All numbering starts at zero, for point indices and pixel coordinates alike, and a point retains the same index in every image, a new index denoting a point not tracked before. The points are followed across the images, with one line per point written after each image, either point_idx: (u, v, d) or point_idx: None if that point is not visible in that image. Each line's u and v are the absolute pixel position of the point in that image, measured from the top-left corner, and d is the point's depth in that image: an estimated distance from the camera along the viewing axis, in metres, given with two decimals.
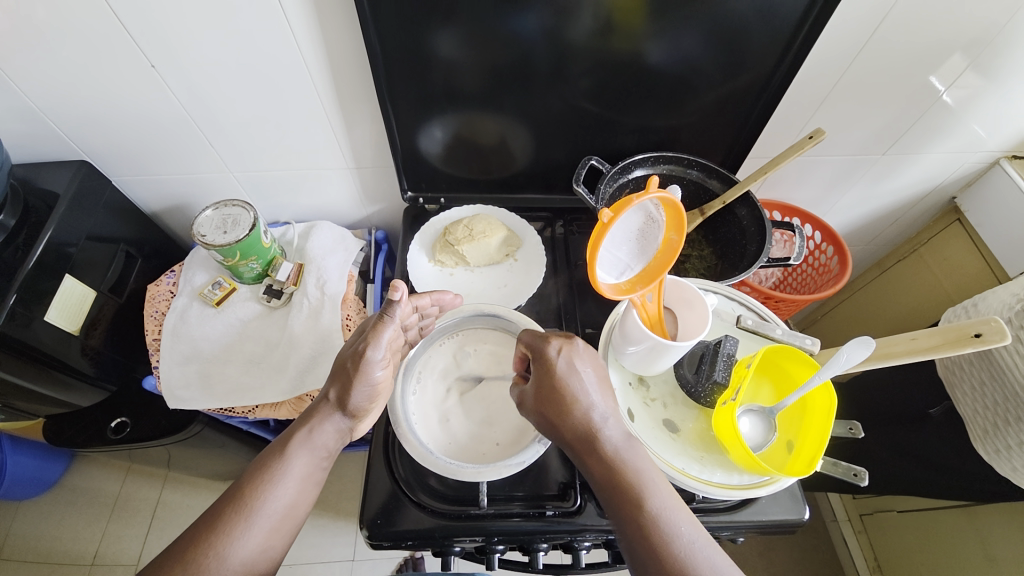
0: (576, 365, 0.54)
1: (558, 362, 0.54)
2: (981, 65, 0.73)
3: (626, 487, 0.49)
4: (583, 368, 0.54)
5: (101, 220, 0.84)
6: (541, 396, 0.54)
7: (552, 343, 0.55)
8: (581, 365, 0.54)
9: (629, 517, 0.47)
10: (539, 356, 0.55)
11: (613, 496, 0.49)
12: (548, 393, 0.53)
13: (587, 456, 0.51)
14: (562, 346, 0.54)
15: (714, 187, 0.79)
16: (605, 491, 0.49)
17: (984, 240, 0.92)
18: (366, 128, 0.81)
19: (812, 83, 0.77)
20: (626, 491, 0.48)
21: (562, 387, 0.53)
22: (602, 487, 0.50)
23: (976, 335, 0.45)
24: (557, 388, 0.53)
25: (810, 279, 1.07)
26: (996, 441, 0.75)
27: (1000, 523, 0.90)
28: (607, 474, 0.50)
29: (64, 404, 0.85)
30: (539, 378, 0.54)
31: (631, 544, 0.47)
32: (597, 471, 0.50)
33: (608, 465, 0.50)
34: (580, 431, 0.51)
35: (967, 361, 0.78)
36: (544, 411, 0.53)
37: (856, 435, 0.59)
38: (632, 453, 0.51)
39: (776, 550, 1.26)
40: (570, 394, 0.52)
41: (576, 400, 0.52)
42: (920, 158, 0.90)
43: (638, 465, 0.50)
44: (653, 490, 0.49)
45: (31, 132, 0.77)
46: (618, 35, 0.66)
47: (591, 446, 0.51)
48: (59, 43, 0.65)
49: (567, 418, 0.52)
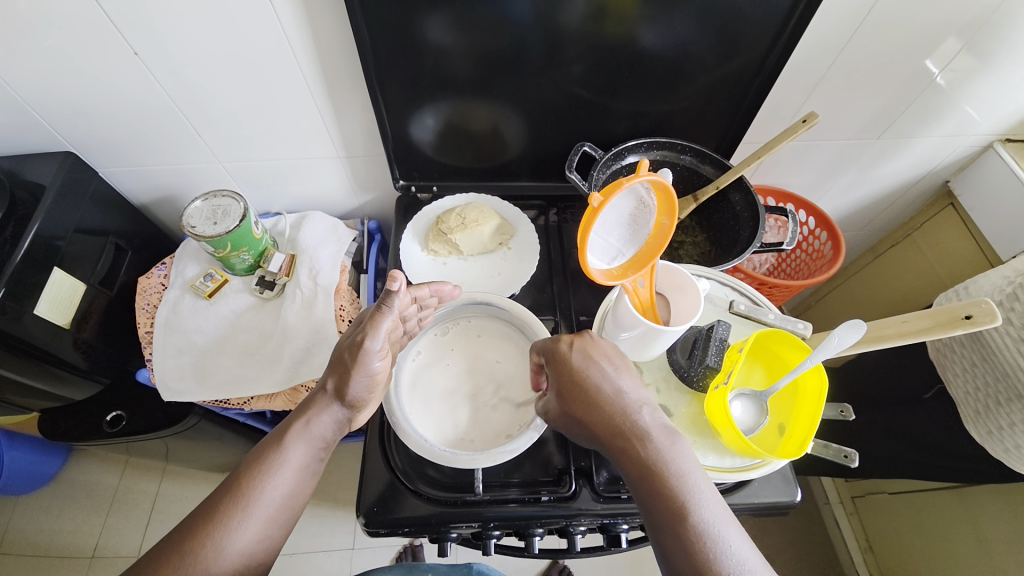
0: (595, 358, 0.54)
1: (574, 355, 0.55)
2: (976, 47, 0.73)
3: (664, 476, 0.47)
4: (605, 362, 0.54)
5: (89, 212, 0.83)
6: (563, 390, 0.54)
7: (566, 338, 0.56)
8: (601, 358, 0.54)
9: (671, 509, 0.45)
10: (553, 355, 0.56)
11: (644, 487, 0.47)
12: (572, 387, 0.53)
13: (620, 447, 0.50)
14: (576, 340, 0.56)
15: (708, 173, 0.79)
16: (640, 482, 0.48)
17: (976, 224, 0.92)
18: (357, 116, 0.80)
19: (806, 67, 0.76)
20: (665, 481, 0.47)
21: (584, 378, 0.53)
22: (635, 477, 0.48)
23: (966, 318, 0.46)
24: (578, 381, 0.53)
25: (804, 264, 1.07)
26: (988, 422, 0.76)
27: (990, 502, 0.91)
28: (644, 465, 0.48)
29: (57, 398, 0.84)
30: (559, 374, 0.55)
31: (671, 537, 0.45)
32: (630, 463, 0.49)
33: (644, 456, 0.48)
34: (609, 421, 0.51)
35: (958, 343, 0.78)
36: (569, 406, 0.54)
37: (847, 417, 0.60)
38: (671, 445, 0.49)
39: (770, 532, 1.27)
40: (592, 384, 0.53)
41: (600, 391, 0.52)
42: (914, 142, 0.90)
43: (675, 455, 0.49)
44: (692, 480, 0.47)
45: (15, 124, 0.76)
46: (610, 19, 0.65)
47: (623, 436, 0.50)
48: (41, 33, 0.64)
49: (594, 408, 0.52)
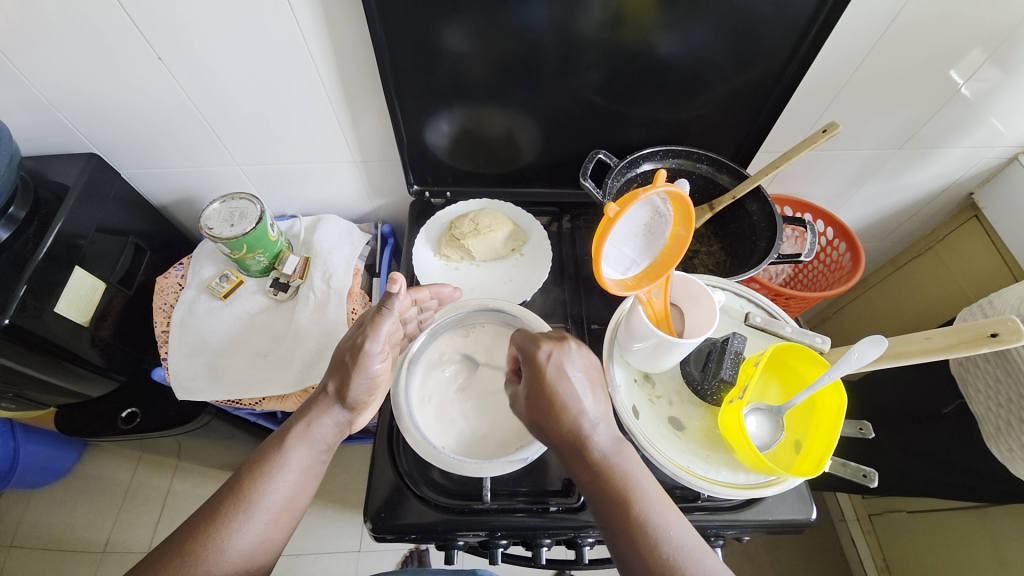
0: (567, 370, 0.52)
1: (548, 366, 0.52)
2: (1002, 57, 0.71)
3: (614, 491, 0.49)
4: (575, 374, 0.52)
5: (110, 213, 0.85)
6: (531, 402, 0.53)
7: (544, 347, 0.53)
8: (571, 370, 0.53)
9: (619, 523, 0.48)
10: (528, 359, 0.54)
11: (603, 504, 0.49)
12: (540, 400, 0.52)
13: (574, 462, 0.51)
14: (553, 349, 0.53)
15: (724, 182, 0.78)
16: (591, 495, 0.50)
17: (1001, 237, 0.89)
18: (373, 121, 0.81)
19: (827, 76, 0.75)
20: (616, 498, 0.49)
21: (551, 395, 0.51)
22: (592, 493, 0.50)
23: (991, 336, 0.44)
24: (547, 396, 0.51)
25: (821, 275, 1.05)
26: (1008, 439, 0.73)
27: (1013, 525, 0.88)
28: (596, 480, 0.50)
29: (74, 394, 0.86)
30: (530, 383, 0.53)
31: (621, 552, 0.48)
32: (590, 479, 0.50)
33: (597, 473, 0.50)
34: (570, 439, 0.51)
35: (981, 358, 0.76)
36: (535, 417, 0.53)
37: (867, 435, 0.58)
38: (619, 454, 0.51)
39: (783, 548, 1.25)
40: (560, 401, 0.51)
41: (566, 408, 0.51)
42: (938, 153, 0.88)
43: (625, 467, 0.50)
44: (640, 491, 0.49)
45: (41, 125, 0.78)
46: (627, 26, 0.65)
47: (578, 451, 0.51)
48: (67, 36, 0.65)
49: (554, 426, 0.51)
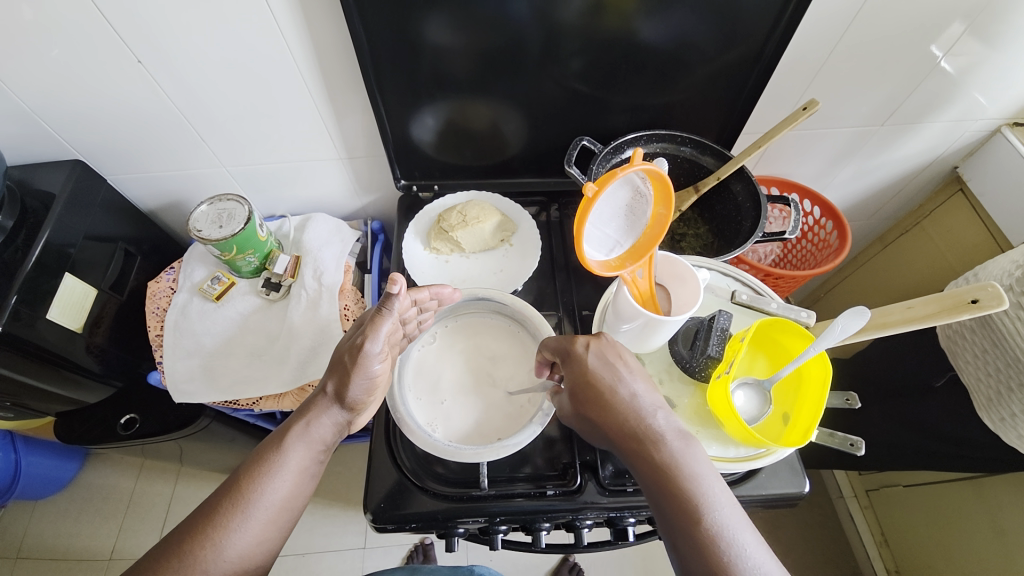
0: (611, 361, 0.54)
1: (590, 357, 0.54)
2: (980, 30, 0.72)
3: (680, 491, 0.46)
4: (620, 365, 0.53)
5: (99, 219, 0.85)
6: (577, 393, 0.54)
7: (580, 340, 0.55)
8: (616, 361, 0.54)
9: (681, 521, 0.45)
10: (568, 356, 0.55)
11: (663, 495, 0.47)
12: (586, 390, 0.53)
13: (635, 459, 0.49)
14: (591, 342, 0.55)
15: (708, 164, 0.78)
16: (654, 493, 0.48)
17: (986, 210, 0.90)
18: (358, 117, 0.81)
19: (807, 55, 0.76)
20: (678, 490, 0.46)
21: (597, 384, 0.52)
22: (651, 485, 0.48)
23: (972, 302, 0.45)
24: (593, 384, 0.52)
25: (810, 254, 1.06)
26: (1000, 409, 0.75)
27: (1006, 493, 0.90)
28: (658, 479, 0.47)
29: (71, 401, 0.86)
30: (575, 374, 0.54)
31: (683, 548, 0.45)
32: (648, 469, 0.48)
33: (655, 464, 0.48)
34: (623, 428, 0.50)
35: (968, 329, 0.77)
36: (583, 407, 0.53)
37: (853, 405, 0.59)
38: (685, 450, 0.49)
39: (783, 527, 1.26)
40: (608, 390, 0.52)
41: (614, 396, 0.52)
42: (922, 128, 0.88)
43: (688, 462, 0.48)
44: (707, 494, 0.46)
45: (25, 134, 0.78)
46: (608, 13, 0.65)
47: (636, 445, 0.49)
48: (47, 43, 0.65)
49: (607, 416, 0.51)
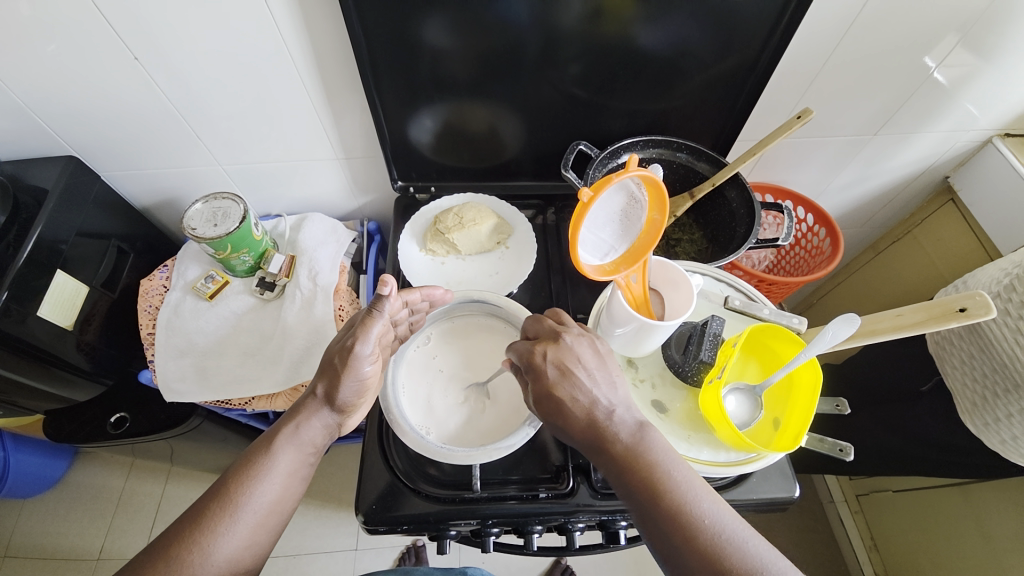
0: (569, 366, 0.53)
1: (550, 368, 0.53)
2: (972, 41, 0.73)
3: (640, 478, 0.47)
4: (579, 367, 0.52)
5: (91, 216, 0.84)
6: (537, 402, 0.53)
7: (539, 349, 0.54)
8: (574, 364, 0.53)
9: (648, 511, 0.46)
10: (528, 367, 0.54)
11: (627, 488, 0.48)
12: (543, 399, 0.53)
13: (598, 457, 0.50)
14: (549, 350, 0.54)
15: (703, 170, 0.79)
16: (619, 486, 0.48)
17: (976, 219, 0.91)
18: (356, 118, 0.81)
19: (802, 64, 0.77)
20: (640, 481, 0.47)
21: (558, 394, 0.52)
22: (615, 479, 0.49)
23: (960, 310, 0.46)
24: (547, 391, 0.52)
25: (803, 261, 1.07)
26: (983, 413, 0.76)
27: (994, 499, 0.91)
28: (620, 470, 0.48)
29: (61, 399, 0.86)
30: (530, 383, 0.54)
31: (655, 535, 0.46)
32: (610, 464, 0.49)
33: (618, 460, 0.49)
34: (584, 429, 0.51)
35: (956, 337, 0.78)
36: (544, 414, 0.53)
37: (843, 412, 0.60)
38: (641, 438, 0.50)
39: (774, 532, 1.27)
40: (568, 397, 0.51)
41: (569, 400, 0.51)
42: (915, 137, 0.89)
43: (648, 451, 0.49)
44: (666, 476, 0.47)
45: (19, 129, 0.77)
46: (606, 19, 0.66)
47: (597, 443, 0.50)
48: (43, 38, 0.65)
49: (567, 424, 0.51)
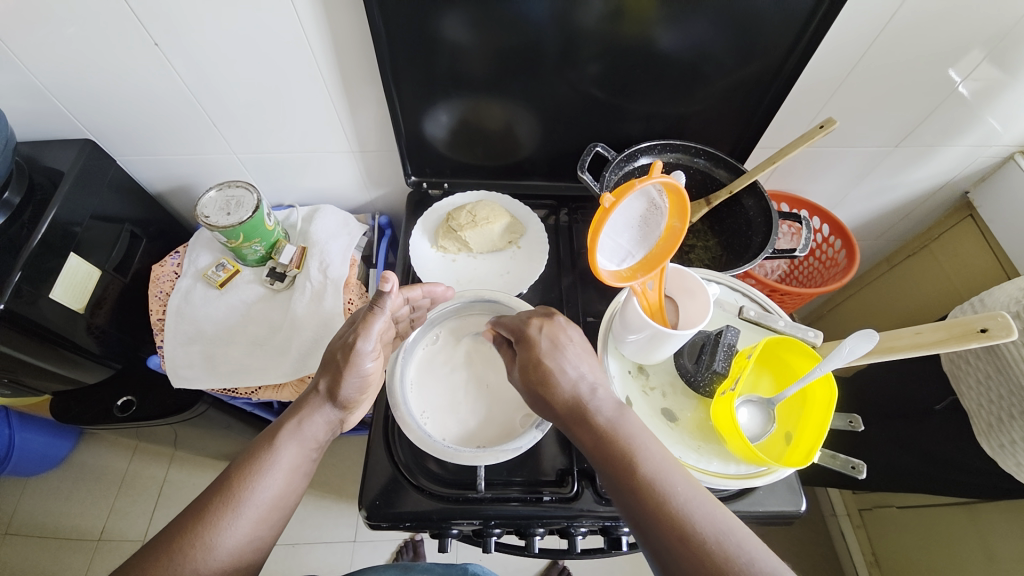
0: (559, 343, 0.55)
1: (542, 340, 0.55)
2: (1000, 56, 0.72)
3: (617, 449, 0.47)
4: (569, 343, 0.55)
5: (106, 200, 0.84)
6: (525, 374, 0.54)
7: (534, 323, 0.57)
8: (564, 342, 0.55)
9: (620, 477, 0.46)
10: (521, 339, 0.56)
11: (603, 458, 0.48)
12: (534, 371, 0.53)
13: (575, 431, 0.50)
14: (543, 324, 0.56)
15: (721, 177, 0.78)
16: (597, 460, 0.48)
17: (995, 236, 0.90)
18: (371, 111, 0.81)
19: (825, 72, 0.75)
20: (615, 452, 0.47)
21: (550, 369, 0.52)
22: (591, 452, 0.49)
23: (981, 331, 0.45)
24: (539, 362, 0.53)
25: (816, 272, 1.06)
26: (1000, 435, 0.74)
27: (1000, 521, 0.90)
28: (599, 440, 0.48)
29: (69, 381, 0.86)
30: (523, 355, 0.55)
31: (627, 502, 0.45)
32: (588, 438, 0.49)
33: (598, 432, 0.49)
34: (568, 404, 0.51)
35: (973, 355, 0.77)
36: (530, 386, 0.54)
37: (856, 428, 0.59)
38: (620, 417, 0.50)
39: (773, 543, 1.26)
40: (558, 374, 0.52)
41: (558, 375, 0.52)
42: (937, 151, 0.88)
43: (627, 428, 0.49)
44: (641, 448, 0.47)
45: (37, 111, 0.78)
46: (628, 19, 0.65)
47: (579, 418, 0.50)
48: (63, 20, 0.65)
49: (551, 401, 0.52)
